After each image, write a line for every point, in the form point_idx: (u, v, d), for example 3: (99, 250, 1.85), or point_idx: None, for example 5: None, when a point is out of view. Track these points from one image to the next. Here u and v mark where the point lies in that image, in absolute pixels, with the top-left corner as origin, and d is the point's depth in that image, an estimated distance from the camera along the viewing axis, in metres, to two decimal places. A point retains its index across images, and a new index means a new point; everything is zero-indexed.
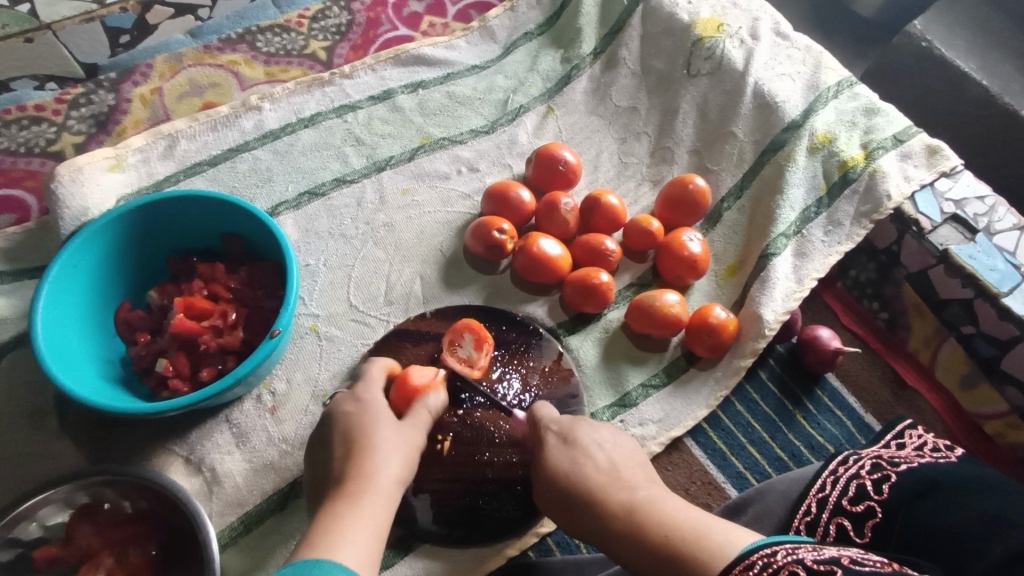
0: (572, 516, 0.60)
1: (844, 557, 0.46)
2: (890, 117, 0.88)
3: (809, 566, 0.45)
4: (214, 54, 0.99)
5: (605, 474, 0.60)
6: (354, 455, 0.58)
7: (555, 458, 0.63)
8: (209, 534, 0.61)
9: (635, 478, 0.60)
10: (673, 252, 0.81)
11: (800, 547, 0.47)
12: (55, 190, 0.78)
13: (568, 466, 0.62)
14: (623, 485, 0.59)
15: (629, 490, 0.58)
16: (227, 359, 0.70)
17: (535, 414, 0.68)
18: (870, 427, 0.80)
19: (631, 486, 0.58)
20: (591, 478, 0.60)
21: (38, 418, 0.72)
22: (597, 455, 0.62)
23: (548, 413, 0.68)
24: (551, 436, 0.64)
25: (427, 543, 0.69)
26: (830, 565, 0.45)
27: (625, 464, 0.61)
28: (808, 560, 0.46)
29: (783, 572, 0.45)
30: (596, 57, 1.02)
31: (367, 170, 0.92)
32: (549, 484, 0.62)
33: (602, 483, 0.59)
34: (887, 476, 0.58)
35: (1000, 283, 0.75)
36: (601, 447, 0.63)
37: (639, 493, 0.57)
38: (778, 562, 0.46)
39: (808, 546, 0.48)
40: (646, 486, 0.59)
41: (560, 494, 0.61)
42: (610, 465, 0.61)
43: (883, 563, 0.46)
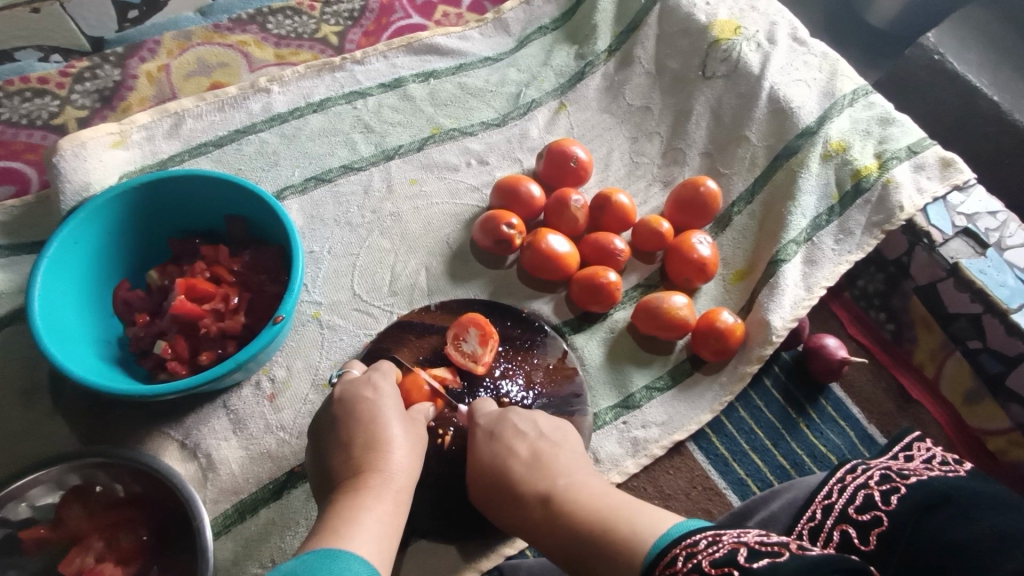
0: (495, 506, 0.63)
1: (743, 547, 0.47)
2: (905, 128, 0.88)
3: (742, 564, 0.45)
4: (224, 33, 0.97)
5: (526, 464, 0.63)
6: (372, 444, 0.59)
7: (484, 451, 0.65)
8: (202, 520, 0.60)
9: (557, 465, 0.63)
10: (682, 255, 0.80)
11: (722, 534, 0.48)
12: (57, 164, 0.76)
13: (493, 460, 0.64)
14: (544, 474, 0.62)
15: (548, 480, 0.62)
16: (228, 343, 0.69)
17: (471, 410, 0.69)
18: (873, 439, 0.79)
19: (550, 474, 0.62)
20: (513, 470, 0.63)
21: (32, 396, 0.70)
22: (518, 446, 0.65)
23: (488, 407, 0.68)
24: (479, 431, 0.67)
25: (423, 539, 0.67)
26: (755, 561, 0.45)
27: (548, 450, 0.65)
28: (706, 564, 0.46)
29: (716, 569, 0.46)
30: (610, 54, 1.01)
31: (376, 158, 0.90)
32: (478, 475, 0.65)
33: (523, 473, 0.63)
34: (896, 487, 0.57)
35: (1009, 299, 0.75)
36: (526, 436, 0.65)
37: (558, 481, 0.61)
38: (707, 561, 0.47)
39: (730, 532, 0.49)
40: (566, 472, 0.62)
41: (486, 482, 0.64)
42: (531, 454, 0.64)
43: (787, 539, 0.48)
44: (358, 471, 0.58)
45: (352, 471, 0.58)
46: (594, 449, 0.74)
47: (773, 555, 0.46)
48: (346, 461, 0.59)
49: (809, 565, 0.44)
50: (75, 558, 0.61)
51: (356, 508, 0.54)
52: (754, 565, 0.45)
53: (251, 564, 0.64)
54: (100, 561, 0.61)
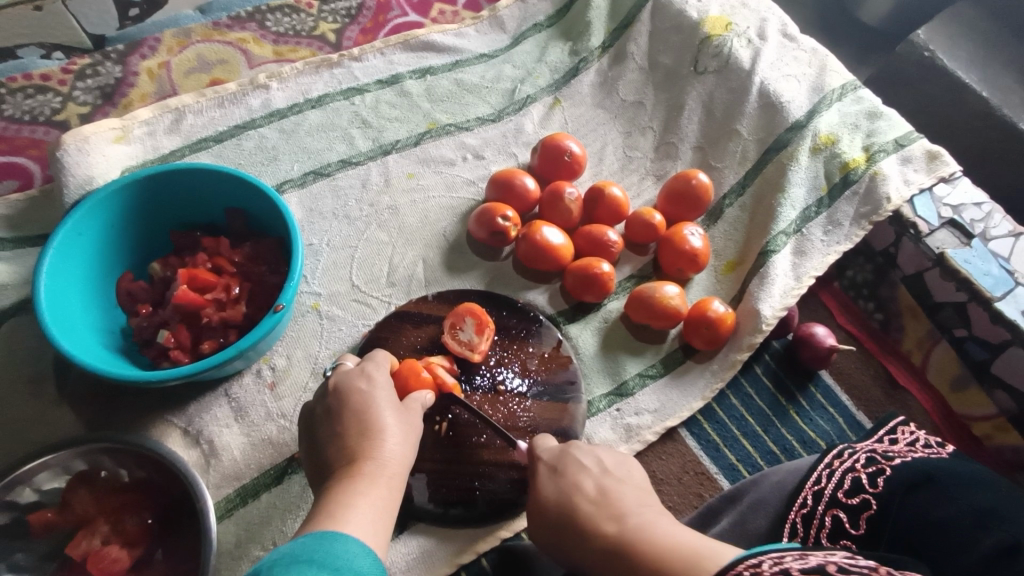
0: (564, 548, 0.58)
1: (831, 565, 0.45)
2: (892, 121, 0.89)
3: None
4: (223, 31, 0.98)
5: (594, 502, 0.58)
6: (366, 432, 0.60)
7: (549, 488, 0.62)
8: (206, 502, 0.61)
9: (625, 502, 0.58)
10: (674, 246, 0.82)
11: (786, 555, 0.46)
12: (61, 158, 0.77)
13: (560, 498, 0.60)
14: (612, 512, 0.57)
15: (617, 518, 0.56)
16: (229, 333, 0.70)
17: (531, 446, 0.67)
18: (861, 424, 0.81)
19: (619, 513, 0.57)
20: (581, 509, 0.58)
21: (37, 384, 0.72)
22: (585, 483, 0.61)
23: (548, 444, 0.67)
24: (544, 467, 0.64)
25: (422, 522, 0.69)
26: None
27: (615, 488, 0.60)
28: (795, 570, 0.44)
29: None
30: (604, 50, 1.03)
31: (373, 152, 0.92)
32: (544, 516, 0.61)
33: (591, 512, 0.58)
34: (882, 469, 0.59)
35: (993, 287, 0.77)
36: (590, 471, 0.62)
37: (628, 520, 0.55)
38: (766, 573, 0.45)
39: (795, 554, 0.47)
40: (636, 510, 0.57)
41: (554, 524, 0.60)
42: (599, 491, 0.59)
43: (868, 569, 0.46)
44: (352, 458, 0.59)
45: (347, 459, 0.59)
46: (589, 436, 0.75)
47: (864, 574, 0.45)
48: (341, 449, 0.60)
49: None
50: (82, 541, 0.62)
51: (351, 494, 0.56)
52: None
53: (252, 547, 0.66)
54: (106, 544, 0.62)
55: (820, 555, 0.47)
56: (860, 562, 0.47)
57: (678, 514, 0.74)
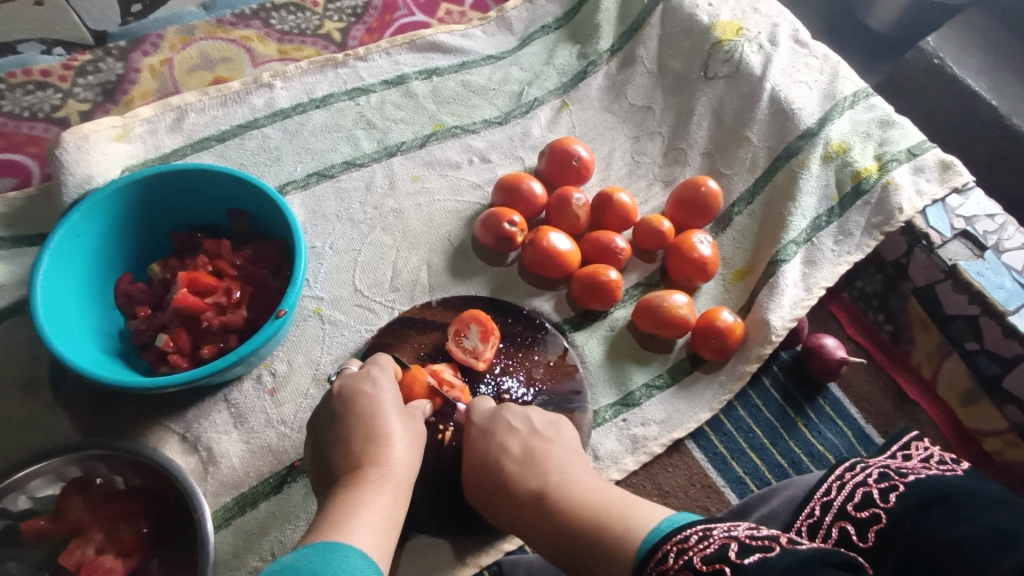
0: (489, 500, 0.63)
1: (732, 542, 0.46)
2: (905, 130, 0.88)
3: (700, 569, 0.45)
4: (227, 28, 0.97)
5: (518, 461, 0.63)
6: (372, 438, 0.59)
7: (477, 445, 0.65)
8: (203, 511, 0.60)
9: (550, 461, 0.63)
10: (682, 254, 0.80)
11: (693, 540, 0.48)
12: (60, 156, 0.76)
13: (485, 454, 0.64)
14: (535, 471, 0.62)
15: (540, 477, 0.61)
16: (229, 337, 0.69)
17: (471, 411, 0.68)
18: (870, 438, 0.79)
19: (542, 470, 0.62)
20: (506, 468, 0.63)
21: (32, 388, 0.70)
22: (511, 443, 0.64)
23: (484, 405, 0.68)
24: (473, 428, 0.66)
25: (422, 534, 0.68)
26: (720, 564, 0.45)
27: (542, 447, 0.64)
28: (698, 561, 0.46)
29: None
30: (613, 53, 1.02)
31: (378, 154, 0.90)
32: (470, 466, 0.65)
33: (515, 471, 0.62)
34: (894, 485, 0.57)
35: (1007, 301, 0.76)
36: (518, 432, 0.65)
37: (550, 479, 0.61)
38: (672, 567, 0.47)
39: (701, 532, 0.48)
40: (559, 469, 0.62)
41: (477, 476, 0.64)
42: (524, 451, 0.63)
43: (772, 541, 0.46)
44: (357, 465, 0.58)
45: (351, 465, 0.58)
46: (594, 446, 0.74)
47: (764, 549, 0.45)
48: (346, 456, 0.59)
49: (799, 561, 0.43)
50: (75, 550, 0.60)
51: (355, 502, 0.54)
52: (744, 562, 0.44)
53: (250, 558, 0.64)
54: (100, 553, 0.60)
55: (726, 526, 0.48)
56: (763, 532, 0.48)
57: None
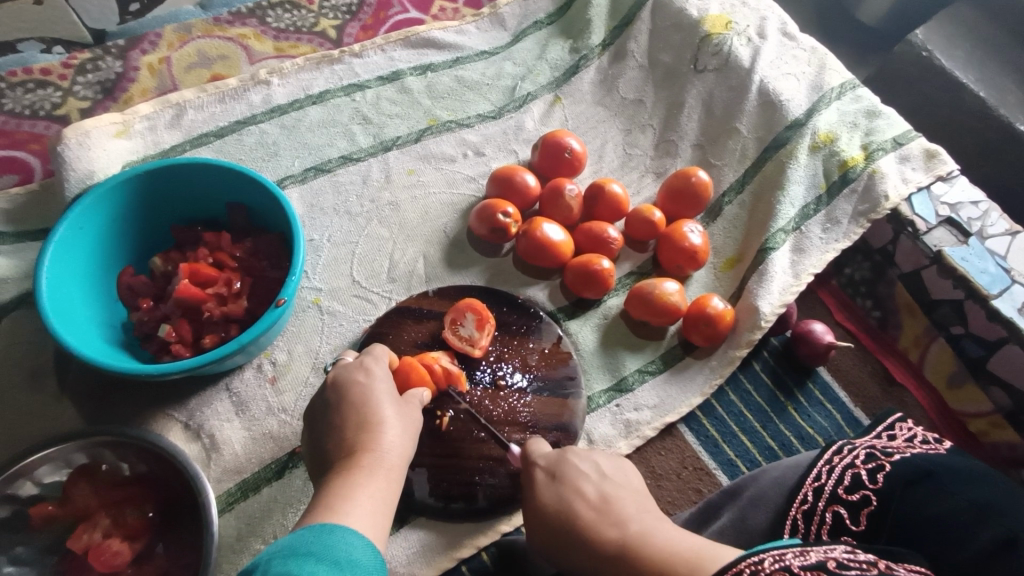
0: (562, 552, 0.58)
1: (830, 560, 0.47)
2: (891, 120, 0.90)
3: (795, 574, 0.46)
4: (224, 26, 0.98)
5: (594, 508, 0.58)
6: (365, 425, 0.61)
7: (546, 492, 0.62)
8: (208, 496, 0.61)
9: (627, 508, 0.58)
10: (673, 242, 0.82)
11: (786, 552, 0.48)
12: (62, 152, 0.77)
13: (558, 504, 0.60)
14: (613, 518, 0.57)
15: (619, 525, 0.56)
16: (230, 327, 0.70)
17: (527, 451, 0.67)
18: (858, 421, 0.81)
19: (620, 519, 0.56)
20: (580, 514, 0.58)
21: (37, 378, 0.72)
22: (586, 488, 0.60)
23: (541, 449, 0.67)
24: (540, 473, 0.64)
25: (421, 516, 0.70)
26: (815, 572, 0.46)
27: (615, 493, 0.60)
28: (795, 567, 0.47)
29: None
30: (604, 48, 1.03)
31: (374, 149, 0.92)
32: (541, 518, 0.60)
33: (590, 518, 0.57)
34: (881, 466, 0.59)
35: (990, 285, 0.77)
36: (589, 477, 0.62)
37: (629, 527, 0.55)
38: (765, 570, 0.47)
39: (795, 551, 0.49)
40: (637, 515, 0.57)
41: (551, 531, 0.59)
42: (599, 497, 0.59)
43: (868, 565, 0.47)
44: (351, 451, 0.59)
45: (346, 451, 0.60)
46: (589, 431, 0.76)
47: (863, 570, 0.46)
48: (340, 442, 0.60)
49: None
50: (83, 534, 0.62)
51: (350, 486, 0.56)
52: (847, 573, 0.46)
53: (253, 541, 0.66)
54: (107, 537, 0.62)
55: (821, 550, 0.49)
56: (859, 557, 0.48)
57: (677, 509, 0.74)
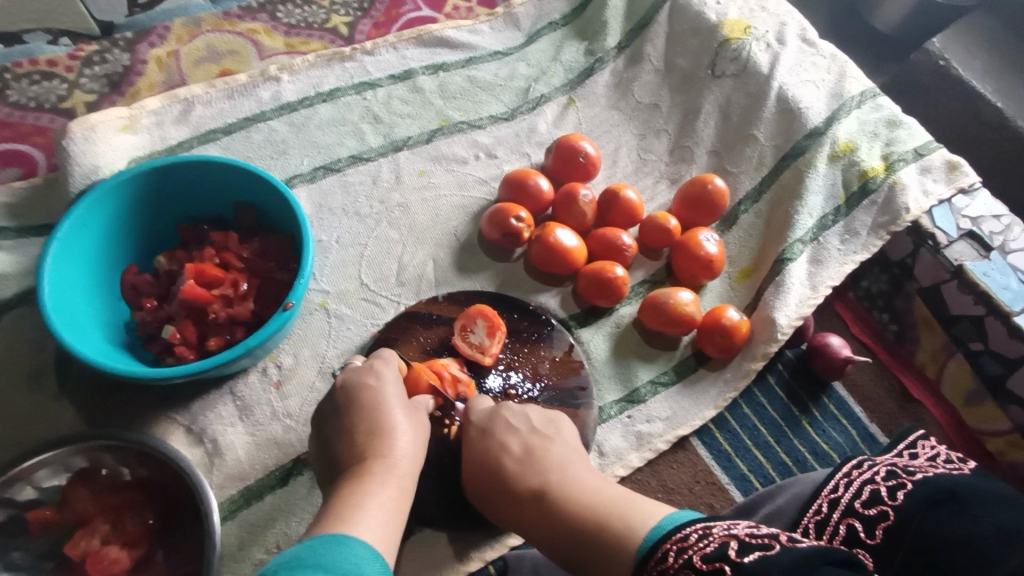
0: (489, 500, 0.64)
1: (732, 540, 0.47)
2: (912, 130, 0.88)
3: (698, 568, 0.46)
4: (234, 21, 0.97)
5: (520, 461, 0.63)
6: (377, 432, 0.59)
7: (476, 444, 0.65)
8: (211, 505, 0.60)
9: (550, 460, 0.63)
10: (689, 251, 0.80)
11: (694, 542, 0.48)
12: (67, 146, 0.76)
13: (484, 454, 0.64)
14: (536, 469, 0.62)
15: (541, 476, 0.61)
16: (236, 329, 0.69)
17: (468, 409, 0.68)
18: (874, 438, 0.80)
19: (544, 470, 0.62)
20: (507, 467, 0.63)
21: (38, 378, 0.70)
22: (511, 442, 0.64)
23: (483, 403, 0.68)
24: (472, 426, 0.66)
25: (427, 527, 0.68)
26: (718, 564, 0.45)
27: (541, 446, 0.64)
28: (698, 560, 0.47)
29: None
30: (620, 51, 1.02)
31: (385, 149, 0.90)
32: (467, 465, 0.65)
33: (516, 472, 0.62)
34: (903, 483, 0.57)
35: (1012, 302, 0.76)
36: (517, 430, 0.65)
37: (552, 479, 0.61)
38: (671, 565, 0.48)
39: (702, 534, 0.48)
40: (559, 467, 0.62)
41: (475, 475, 0.64)
42: (524, 450, 0.64)
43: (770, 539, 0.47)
44: (361, 458, 0.58)
45: (356, 459, 0.58)
46: (599, 442, 0.74)
47: (764, 548, 0.46)
48: (350, 448, 0.59)
49: (797, 559, 0.44)
50: (81, 541, 0.60)
51: (360, 495, 0.54)
52: (745, 562, 0.45)
53: (255, 550, 0.64)
54: (106, 544, 0.60)
55: (724, 526, 0.49)
56: (762, 532, 0.48)
57: None
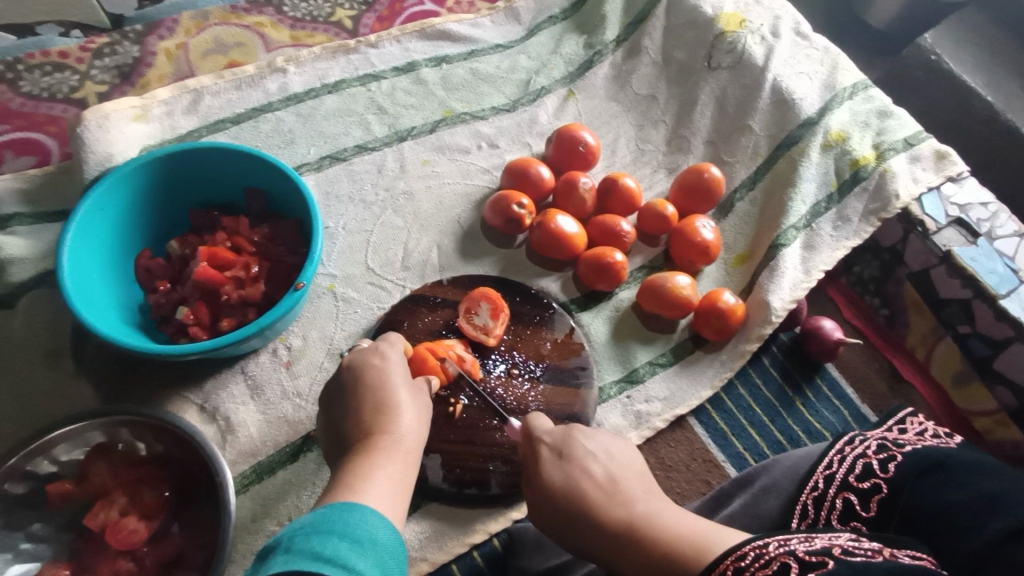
0: (568, 533, 0.59)
1: (835, 548, 0.48)
2: (902, 120, 0.91)
3: (800, 559, 0.47)
4: (241, 14, 0.99)
5: (602, 488, 0.59)
6: (382, 408, 0.61)
7: (552, 469, 0.61)
8: (226, 477, 0.62)
9: (634, 490, 0.58)
10: (685, 237, 0.83)
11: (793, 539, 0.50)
12: (81, 134, 0.78)
13: (563, 480, 0.60)
14: (620, 499, 0.58)
15: (627, 507, 0.57)
16: (248, 311, 0.71)
17: (529, 425, 0.66)
18: (865, 417, 0.82)
19: (628, 500, 0.57)
20: (587, 492, 0.59)
21: (54, 358, 0.72)
22: (592, 467, 0.61)
23: (545, 424, 0.66)
24: (546, 449, 0.63)
25: (435, 502, 0.70)
26: (821, 557, 0.47)
27: (623, 475, 0.60)
28: (800, 552, 0.48)
29: (774, 563, 0.47)
30: (618, 44, 1.04)
31: (389, 139, 0.92)
32: (545, 499, 0.60)
33: (598, 500, 0.58)
34: (892, 456, 0.60)
35: (998, 285, 0.78)
36: (597, 457, 0.62)
37: (637, 509, 0.56)
38: (770, 554, 0.48)
39: (801, 539, 0.50)
40: (643, 498, 0.58)
41: (549, 502, 0.60)
42: (607, 479, 0.60)
43: (873, 553, 0.48)
44: (368, 433, 0.60)
45: (363, 434, 0.60)
46: (599, 421, 0.77)
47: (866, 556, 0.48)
48: (357, 425, 0.61)
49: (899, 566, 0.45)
50: (100, 511, 0.62)
51: (368, 467, 0.57)
52: (851, 559, 0.47)
53: (267, 523, 0.66)
54: (124, 515, 0.62)
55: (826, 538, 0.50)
56: (864, 545, 0.50)
57: (685, 500, 0.75)
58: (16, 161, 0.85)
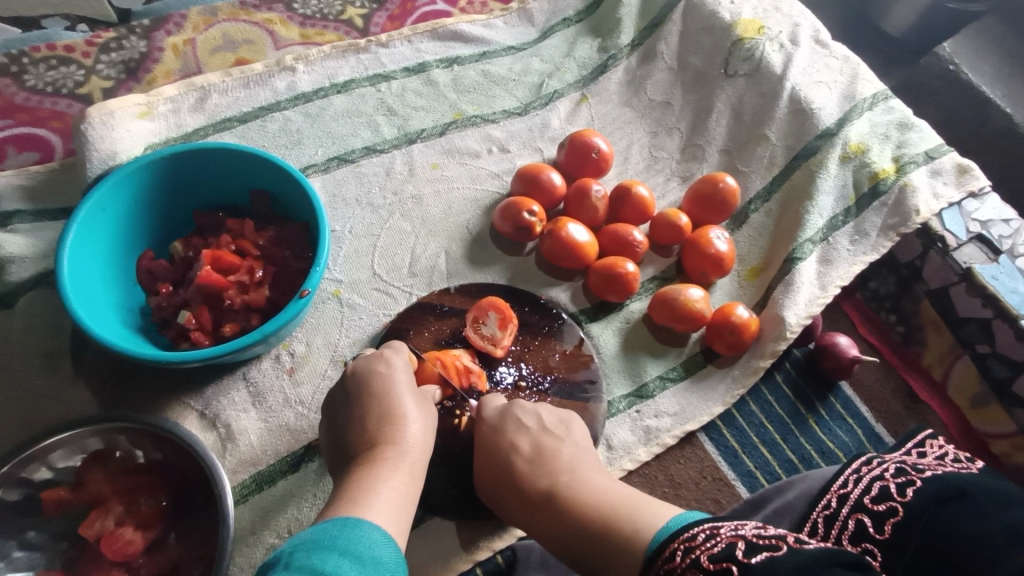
0: (498, 496, 0.65)
1: (739, 541, 0.47)
2: (923, 133, 0.89)
3: (706, 569, 0.47)
4: (250, 11, 0.97)
5: (530, 460, 0.64)
6: (388, 419, 0.60)
7: (489, 441, 0.66)
8: (224, 488, 0.60)
9: (560, 462, 0.64)
10: (699, 249, 0.81)
11: (699, 541, 0.49)
12: (85, 131, 0.76)
13: (496, 451, 0.65)
14: (545, 469, 0.63)
15: (550, 477, 0.63)
16: (251, 316, 0.69)
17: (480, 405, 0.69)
18: (880, 438, 0.80)
19: (552, 471, 0.63)
20: (518, 464, 0.64)
21: (53, 360, 0.71)
22: (522, 441, 0.65)
23: (496, 402, 0.69)
24: (485, 423, 0.67)
25: (437, 516, 0.68)
26: (727, 565, 0.46)
27: (552, 447, 0.65)
28: (705, 560, 0.47)
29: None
30: (633, 48, 1.02)
31: (398, 141, 0.91)
32: (481, 465, 0.66)
33: (526, 471, 0.64)
34: (912, 481, 0.57)
35: (1020, 305, 0.76)
36: (529, 430, 0.66)
37: (560, 479, 0.62)
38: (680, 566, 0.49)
39: (707, 537, 0.49)
40: (567, 469, 0.63)
41: (486, 469, 0.66)
42: (534, 451, 0.65)
43: (777, 541, 0.47)
44: (373, 444, 0.58)
45: (368, 445, 0.59)
46: (607, 436, 0.75)
47: (771, 548, 0.46)
48: (362, 434, 0.60)
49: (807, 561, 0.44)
50: (95, 520, 0.61)
51: (373, 480, 0.55)
52: (750, 562, 0.45)
53: (266, 535, 0.65)
54: (120, 525, 0.61)
55: (731, 531, 0.49)
56: (770, 532, 0.48)
57: None
58: (19, 157, 0.83)
